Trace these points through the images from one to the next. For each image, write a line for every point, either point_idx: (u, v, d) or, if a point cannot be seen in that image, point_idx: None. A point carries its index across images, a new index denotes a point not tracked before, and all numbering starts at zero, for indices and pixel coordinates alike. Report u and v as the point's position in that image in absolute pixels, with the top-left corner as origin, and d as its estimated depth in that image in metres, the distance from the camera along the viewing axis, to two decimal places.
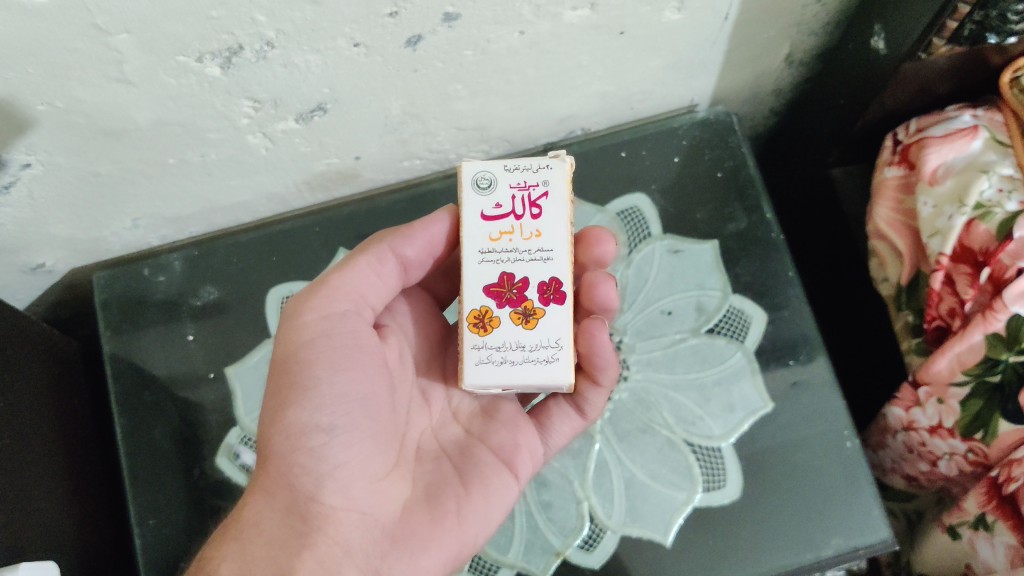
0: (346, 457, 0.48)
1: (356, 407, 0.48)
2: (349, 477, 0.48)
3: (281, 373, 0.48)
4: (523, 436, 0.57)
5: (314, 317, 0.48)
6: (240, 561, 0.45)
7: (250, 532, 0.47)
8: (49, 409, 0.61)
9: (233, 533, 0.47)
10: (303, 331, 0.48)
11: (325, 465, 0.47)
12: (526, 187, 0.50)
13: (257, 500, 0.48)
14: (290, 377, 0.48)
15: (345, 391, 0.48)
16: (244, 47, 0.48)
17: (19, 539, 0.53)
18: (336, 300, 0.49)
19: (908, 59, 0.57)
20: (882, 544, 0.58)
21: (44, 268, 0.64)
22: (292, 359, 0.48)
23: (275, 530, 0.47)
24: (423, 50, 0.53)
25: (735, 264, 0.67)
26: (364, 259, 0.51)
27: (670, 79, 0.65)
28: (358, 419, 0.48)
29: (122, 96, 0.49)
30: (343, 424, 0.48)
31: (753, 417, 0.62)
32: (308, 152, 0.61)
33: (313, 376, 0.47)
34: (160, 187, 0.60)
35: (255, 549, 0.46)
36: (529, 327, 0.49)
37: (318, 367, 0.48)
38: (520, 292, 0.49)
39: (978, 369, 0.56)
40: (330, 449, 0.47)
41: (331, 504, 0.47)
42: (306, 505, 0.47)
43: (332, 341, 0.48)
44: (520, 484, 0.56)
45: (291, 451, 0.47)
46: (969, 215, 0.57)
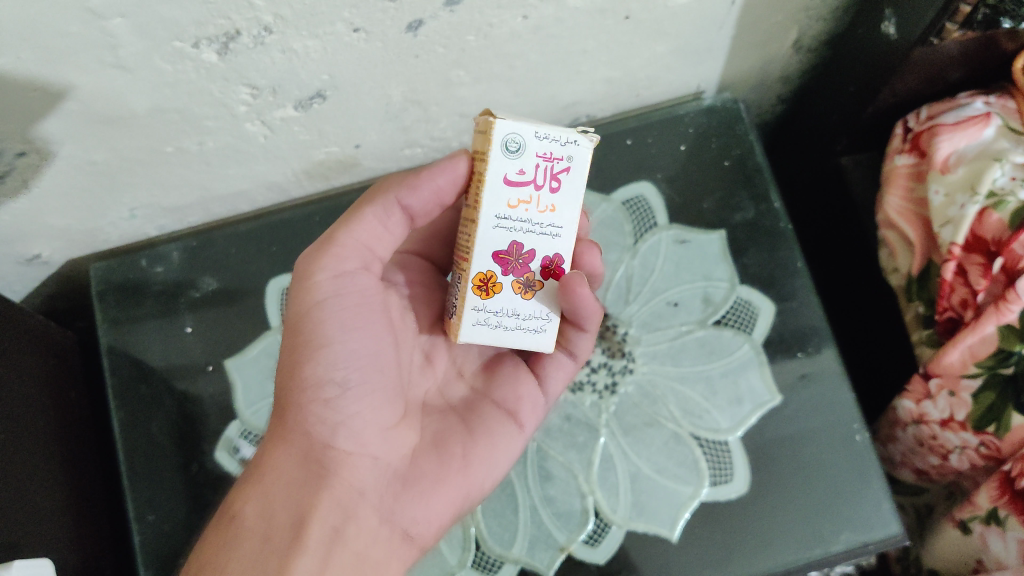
0: (360, 408, 0.47)
1: (366, 362, 0.47)
2: (363, 426, 0.47)
3: (293, 330, 0.47)
4: (526, 388, 0.56)
5: (326, 277, 0.46)
6: (261, 506, 0.44)
7: (267, 479, 0.45)
8: (45, 402, 0.60)
9: (251, 480, 0.45)
10: (315, 287, 0.46)
11: (340, 416, 0.46)
12: (550, 158, 0.45)
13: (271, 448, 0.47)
14: (304, 333, 0.46)
15: (356, 346, 0.47)
16: (242, 32, 0.46)
17: (14, 534, 0.52)
18: (346, 255, 0.47)
19: (920, 46, 0.56)
20: (892, 538, 0.58)
21: (40, 259, 0.63)
22: (306, 316, 0.46)
23: (292, 475, 0.45)
24: (424, 35, 0.52)
25: (742, 254, 0.66)
26: (370, 211, 0.48)
27: (676, 65, 0.64)
28: (368, 371, 0.47)
29: (117, 82, 0.48)
30: (355, 378, 0.47)
31: (761, 410, 0.61)
32: (308, 141, 0.60)
33: (326, 334, 0.46)
34: (157, 176, 0.59)
35: (275, 493, 0.45)
36: (526, 297, 0.47)
37: (330, 324, 0.46)
38: (526, 263, 0.46)
39: (989, 361, 0.55)
40: (343, 403, 0.46)
41: (347, 451, 0.46)
42: (321, 451, 0.46)
43: (341, 296, 0.47)
44: (525, 434, 0.56)
45: (306, 404, 0.46)
46: (981, 204, 0.56)
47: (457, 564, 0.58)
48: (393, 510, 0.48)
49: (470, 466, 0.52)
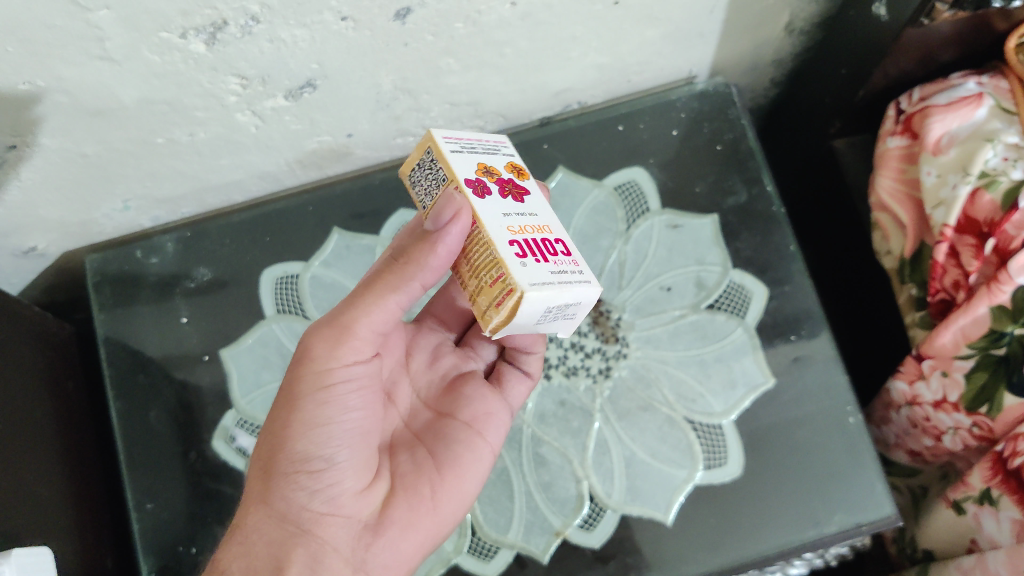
0: (342, 476, 0.44)
1: (352, 433, 0.45)
2: (342, 490, 0.45)
3: (288, 402, 0.44)
4: (492, 405, 0.53)
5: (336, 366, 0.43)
6: (244, 564, 0.43)
7: (248, 539, 0.44)
8: (42, 393, 0.60)
9: (236, 535, 0.45)
10: (317, 368, 0.43)
11: (321, 484, 0.44)
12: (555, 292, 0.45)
13: (254, 507, 0.45)
14: (297, 410, 0.43)
15: (348, 420, 0.44)
16: (228, 22, 0.47)
17: (15, 525, 0.52)
18: (357, 347, 0.44)
19: (910, 26, 0.55)
20: (885, 520, 0.58)
21: (36, 252, 0.64)
22: (298, 399, 0.43)
23: (269, 532, 0.44)
24: (412, 24, 0.52)
25: (736, 238, 0.66)
26: (395, 299, 0.43)
27: (668, 50, 0.64)
28: (358, 445, 0.45)
29: (105, 74, 0.48)
30: (343, 453, 0.44)
31: (755, 394, 0.61)
32: (299, 130, 0.60)
33: (321, 412, 0.43)
34: (150, 167, 0.59)
35: (255, 548, 0.44)
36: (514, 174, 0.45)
37: (331, 402, 0.44)
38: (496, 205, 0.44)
39: (982, 342, 0.55)
40: (328, 475, 0.44)
41: (322, 512, 0.44)
42: (297, 512, 0.44)
43: (343, 378, 0.44)
44: (494, 451, 0.53)
45: (289, 472, 0.44)
46: (973, 184, 0.56)
47: (454, 550, 0.58)
48: (366, 561, 0.45)
49: (440, 503, 0.49)
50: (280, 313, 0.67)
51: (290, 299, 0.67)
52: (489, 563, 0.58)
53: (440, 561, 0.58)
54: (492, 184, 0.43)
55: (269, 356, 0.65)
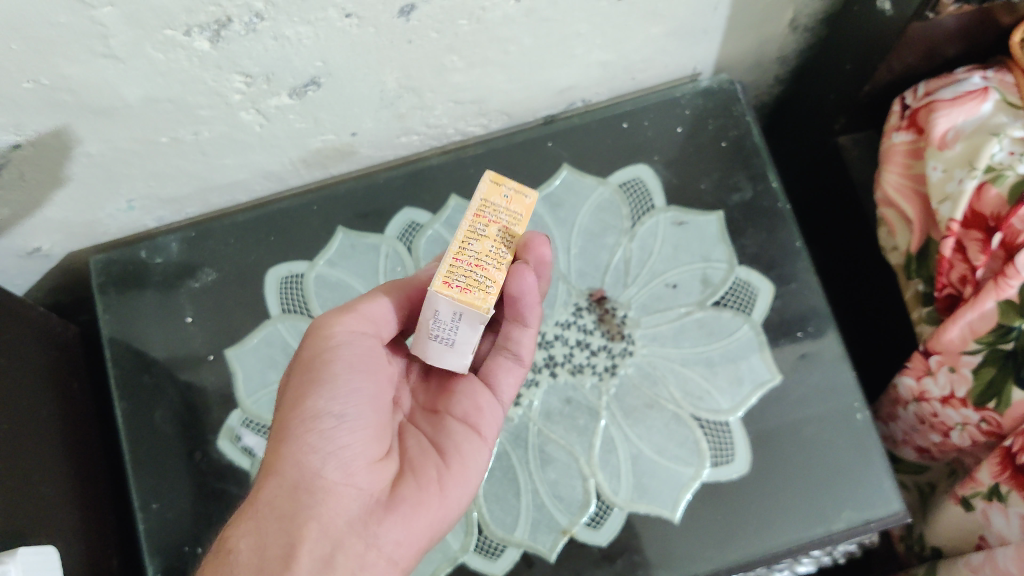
0: (353, 438, 0.45)
1: (365, 400, 0.46)
2: (353, 457, 0.45)
3: (302, 370, 0.46)
4: (486, 399, 0.53)
5: (343, 329, 0.46)
6: (255, 539, 0.43)
7: (263, 510, 0.44)
8: (47, 393, 0.60)
9: (249, 511, 0.44)
10: (332, 334, 0.46)
11: (333, 448, 0.44)
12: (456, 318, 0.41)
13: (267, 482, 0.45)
14: (310, 370, 0.45)
15: (361, 388, 0.46)
16: (233, 19, 0.47)
17: (20, 524, 0.52)
18: (360, 318, 0.47)
19: (915, 20, 0.55)
20: (893, 516, 0.57)
21: (40, 252, 0.64)
22: (318, 358, 0.46)
23: (282, 505, 0.43)
24: (416, 20, 0.52)
25: (741, 235, 0.66)
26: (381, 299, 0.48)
27: (672, 46, 0.64)
28: (366, 412, 0.46)
29: (109, 72, 0.48)
30: (353, 413, 0.45)
31: (762, 390, 0.61)
32: (303, 129, 0.60)
33: (335, 371, 0.45)
34: (154, 166, 0.59)
35: (270, 520, 0.43)
36: None
37: (337, 359, 0.46)
38: None
39: (990, 337, 0.55)
40: (339, 436, 0.44)
41: (335, 481, 0.44)
42: (311, 481, 0.44)
43: (351, 344, 0.46)
44: (490, 448, 0.53)
45: (300, 434, 0.44)
46: (979, 179, 0.56)
47: (461, 548, 0.58)
48: (377, 536, 0.45)
49: (448, 487, 0.49)
50: (286, 313, 0.67)
51: (296, 299, 0.67)
52: (496, 562, 0.58)
53: (447, 560, 0.58)
54: None
55: (276, 356, 0.65)
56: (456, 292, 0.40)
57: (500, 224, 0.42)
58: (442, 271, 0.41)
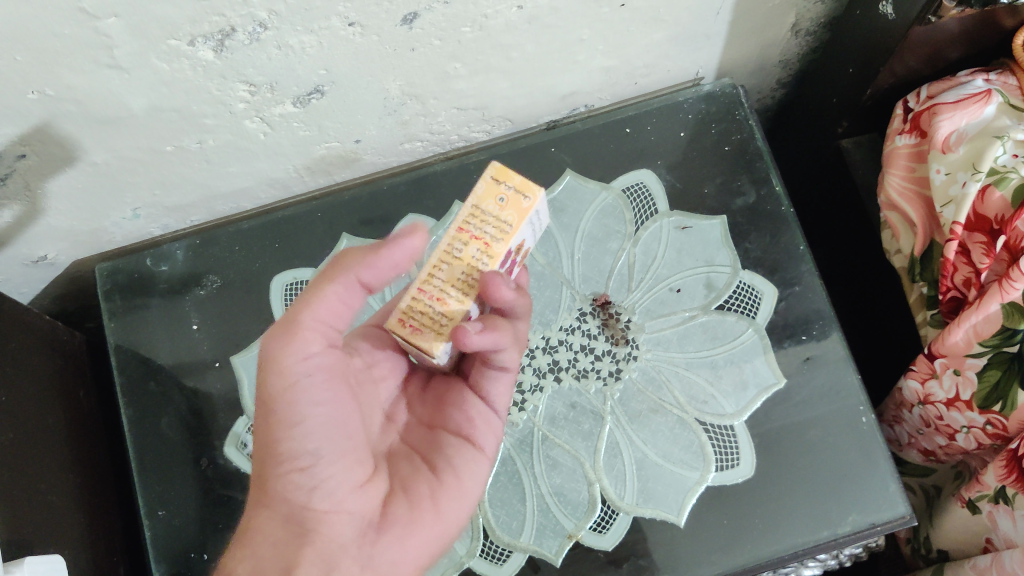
0: (335, 468, 0.44)
1: (340, 425, 0.44)
2: (340, 485, 0.44)
3: (265, 404, 0.44)
4: (475, 407, 0.52)
5: (291, 359, 0.43)
6: (252, 565, 0.43)
7: (258, 542, 0.44)
8: (54, 401, 0.61)
9: (242, 542, 0.45)
10: (281, 367, 0.43)
11: (317, 480, 0.44)
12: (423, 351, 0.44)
13: (259, 513, 0.45)
14: (273, 407, 0.43)
15: (329, 415, 0.44)
16: (236, 29, 0.47)
17: (28, 533, 0.52)
18: (311, 337, 0.43)
19: (918, 23, 0.55)
20: (899, 520, 0.57)
21: (46, 261, 0.64)
22: (276, 394, 0.43)
23: (276, 534, 0.44)
24: (419, 28, 0.52)
25: (745, 239, 0.66)
26: (338, 281, 0.43)
27: (674, 51, 0.64)
28: (344, 436, 0.45)
29: (114, 82, 0.48)
30: (327, 444, 0.44)
31: (766, 394, 0.61)
32: (308, 136, 0.60)
33: (300, 403, 0.43)
34: (159, 175, 0.59)
35: (264, 552, 0.44)
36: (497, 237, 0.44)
37: (297, 395, 0.43)
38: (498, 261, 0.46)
39: (995, 339, 0.55)
40: (320, 470, 0.44)
41: (325, 511, 0.44)
42: (302, 513, 0.44)
43: (311, 371, 0.43)
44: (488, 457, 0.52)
45: (283, 472, 0.44)
46: (983, 181, 0.56)
47: (467, 553, 0.58)
48: (373, 558, 0.45)
49: (442, 505, 0.49)
50: None
51: None
52: (501, 567, 0.58)
53: (452, 566, 0.58)
54: None
55: None
56: (409, 332, 0.42)
57: (479, 242, 0.43)
58: (403, 308, 0.43)
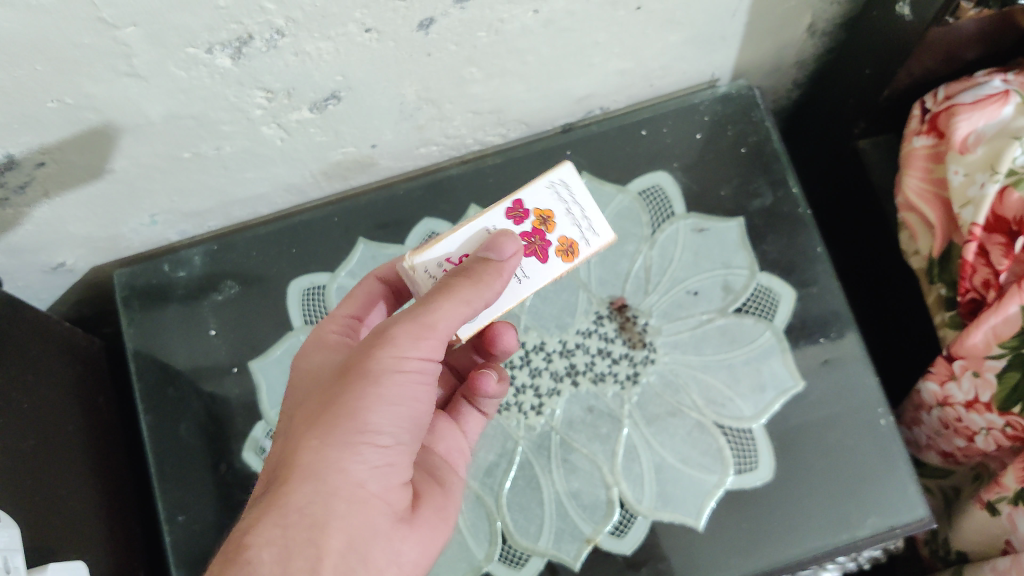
0: (395, 460, 0.43)
1: (414, 420, 0.44)
2: (393, 477, 0.43)
3: (358, 377, 0.42)
4: (459, 438, 0.55)
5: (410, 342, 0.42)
6: (282, 545, 0.39)
7: (292, 512, 0.40)
8: (74, 407, 0.61)
9: (276, 509, 0.40)
10: (396, 346, 0.42)
11: (376, 464, 0.42)
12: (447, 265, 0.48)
13: (298, 483, 0.41)
14: (371, 382, 0.42)
15: (407, 410, 0.43)
16: (254, 36, 0.47)
17: (50, 540, 0.52)
18: (435, 335, 0.43)
19: (935, 25, 0.55)
20: (918, 522, 0.57)
21: (64, 267, 0.65)
22: (381, 369, 0.42)
23: (314, 513, 0.40)
24: (435, 34, 0.52)
25: (762, 241, 0.65)
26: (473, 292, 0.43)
27: (690, 53, 0.64)
28: (411, 436, 0.44)
29: (132, 90, 0.48)
30: (398, 434, 0.43)
31: (785, 397, 0.61)
32: (324, 142, 0.60)
33: (397, 391, 0.42)
34: (177, 181, 0.59)
35: (296, 523, 0.39)
36: (547, 216, 0.48)
37: (401, 378, 0.42)
38: (540, 234, 0.48)
39: (1014, 342, 0.54)
40: (385, 455, 0.42)
41: (373, 498, 0.42)
42: (351, 495, 0.41)
43: (413, 363, 0.43)
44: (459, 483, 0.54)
45: (347, 446, 0.41)
46: (1001, 183, 0.55)
47: (485, 557, 0.59)
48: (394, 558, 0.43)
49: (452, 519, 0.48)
50: (307, 325, 0.67)
51: (318, 312, 0.67)
52: (520, 571, 0.58)
53: (471, 569, 0.58)
54: (552, 245, 0.48)
55: None
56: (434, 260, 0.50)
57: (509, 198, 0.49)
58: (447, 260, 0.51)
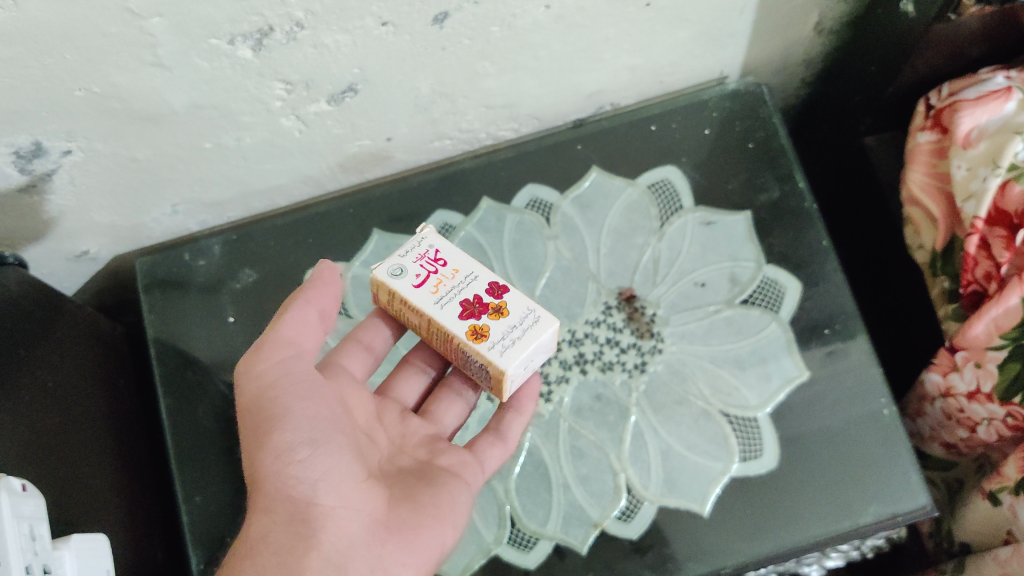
0: (329, 463, 0.47)
1: (323, 420, 0.48)
2: (335, 480, 0.47)
3: (251, 413, 0.48)
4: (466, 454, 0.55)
5: (266, 364, 0.48)
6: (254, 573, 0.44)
7: (258, 546, 0.46)
8: (95, 389, 0.63)
9: (242, 553, 0.46)
10: (260, 373, 0.48)
11: (312, 473, 0.47)
12: (424, 255, 0.54)
13: (258, 517, 0.47)
14: (264, 407, 0.48)
15: (316, 411, 0.48)
16: (275, 28, 0.49)
17: (72, 514, 0.54)
18: (280, 346, 0.49)
19: (937, 21, 0.56)
20: (921, 510, 0.58)
21: (88, 255, 0.67)
22: (263, 393, 0.48)
23: (280, 539, 0.46)
24: (449, 28, 0.54)
25: (768, 235, 0.66)
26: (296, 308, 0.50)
27: (698, 51, 0.65)
28: (328, 431, 0.48)
29: (157, 80, 0.50)
30: (320, 437, 0.48)
31: (790, 386, 0.62)
32: (341, 134, 0.62)
33: (304, 391, 0.48)
34: (198, 171, 0.61)
35: (272, 535, 0.46)
36: (501, 313, 0.51)
37: (280, 394, 0.48)
38: (483, 305, 0.52)
39: (1015, 333, 0.55)
40: (312, 465, 0.47)
41: (327, 506, 0.47)
42: (304, 510, 0.46)
43: (296, 373, 0.49)
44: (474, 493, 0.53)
45: (278, 468, 0.47)
46: (1003, 177, 0.57)
47: (494, 541, 0.59)
48: (382, 559, 0.47)
49: (445, 516, 0.51)
50: None
51: None
52: (528, 554, 0.59)
53: (480, 552, 0.59)
54: (478, 318, 0.51)
55: None
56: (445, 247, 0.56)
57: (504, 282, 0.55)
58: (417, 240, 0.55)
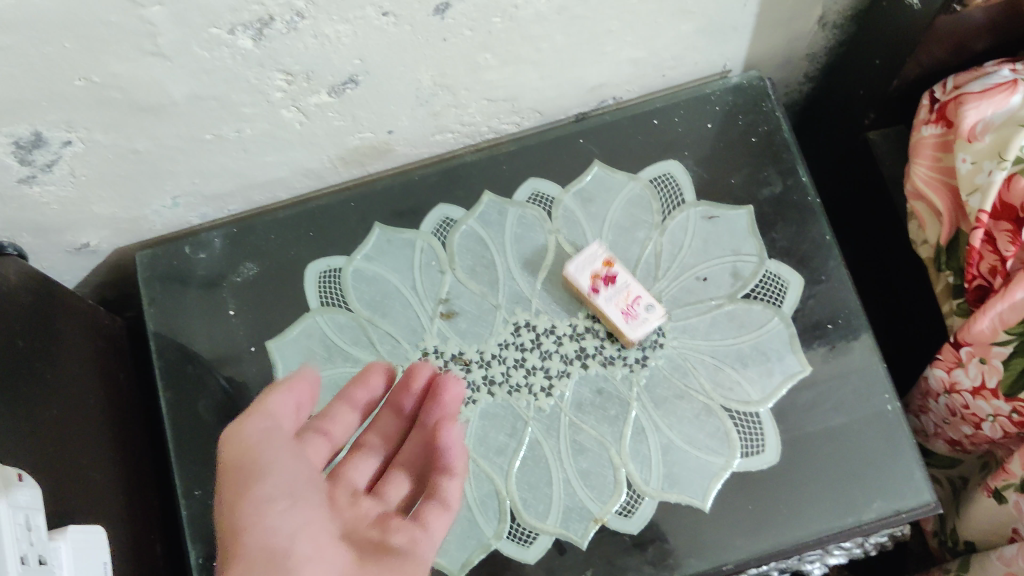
0: (300, 521, 0.45)
1: (298, 483, 0.46)
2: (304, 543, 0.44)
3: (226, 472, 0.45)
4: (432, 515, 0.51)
5: (253, 430, 0.45)
6: None
7: None
8: (95, 382, 0.62)
9: None
10: (239, 438, 0.45)
11: (288, 526, 0.44)
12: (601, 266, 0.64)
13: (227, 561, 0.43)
14: (240, 467, 0.44)
15: (293, 471, 0.46)
16: (275, 17, 0.48)
17: (69, 506, 0.54)
18: (267, 415, 0.46)
19: (943, 14, 0.56)
20: (924, 507, 0.58)
21: (88, 248, 0.66)
22: (241, 454, 0.45)
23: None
24: (451, 19, 0.53)
25: (771, 229, 0.66)
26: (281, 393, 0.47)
27: (701, 44, 0.65)
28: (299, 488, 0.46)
29: (157, 70, 0.50)
30: (298, 499, 0.45)
31: (792, 381, 0.61)
32: (342, 127, 0.62)
33: (279, 456, 0.45)
34: (199, 163, 0.61)
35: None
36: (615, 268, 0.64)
37: (259, 449, 0.45)
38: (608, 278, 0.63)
39: (1020, 328, 0.55)
40: (284, 521, 0.44)
41: (302, 563, 0.43)
42: (280, 555, 0.43)
43: (271, 442, 0.46)
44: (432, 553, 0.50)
45: (253, 515, 0.43)
46: (1009, 170, 0.56)
47: (494, 535, 0.60)
48: None
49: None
50: (324, 305, 0.68)
51: (334, 292, 0.68)
52: (529, 549, 0.59)
53: (480, 547, 0.59)
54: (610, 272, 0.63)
55: (313, 347, 0.66)
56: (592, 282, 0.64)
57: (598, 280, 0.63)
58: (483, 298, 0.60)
